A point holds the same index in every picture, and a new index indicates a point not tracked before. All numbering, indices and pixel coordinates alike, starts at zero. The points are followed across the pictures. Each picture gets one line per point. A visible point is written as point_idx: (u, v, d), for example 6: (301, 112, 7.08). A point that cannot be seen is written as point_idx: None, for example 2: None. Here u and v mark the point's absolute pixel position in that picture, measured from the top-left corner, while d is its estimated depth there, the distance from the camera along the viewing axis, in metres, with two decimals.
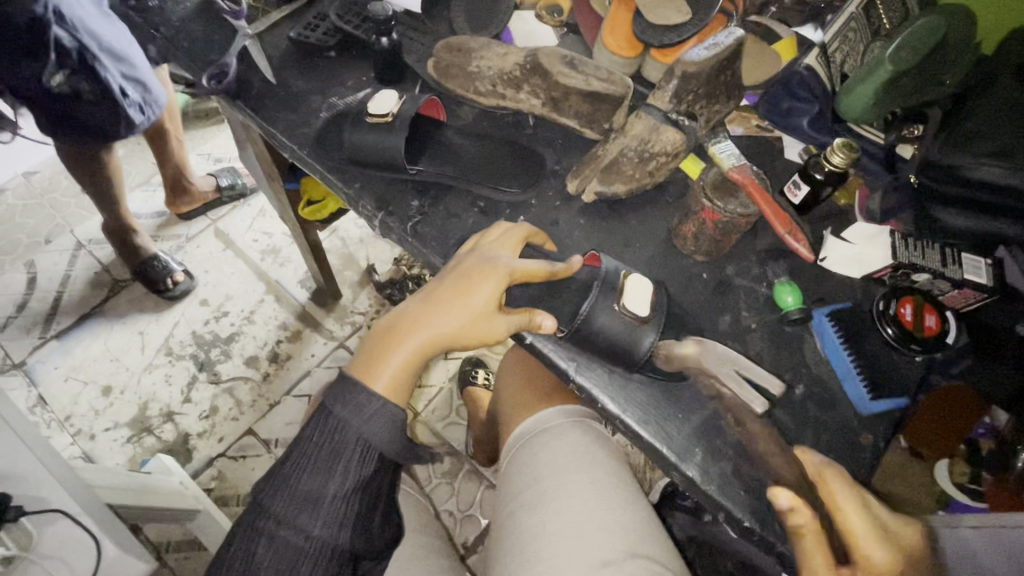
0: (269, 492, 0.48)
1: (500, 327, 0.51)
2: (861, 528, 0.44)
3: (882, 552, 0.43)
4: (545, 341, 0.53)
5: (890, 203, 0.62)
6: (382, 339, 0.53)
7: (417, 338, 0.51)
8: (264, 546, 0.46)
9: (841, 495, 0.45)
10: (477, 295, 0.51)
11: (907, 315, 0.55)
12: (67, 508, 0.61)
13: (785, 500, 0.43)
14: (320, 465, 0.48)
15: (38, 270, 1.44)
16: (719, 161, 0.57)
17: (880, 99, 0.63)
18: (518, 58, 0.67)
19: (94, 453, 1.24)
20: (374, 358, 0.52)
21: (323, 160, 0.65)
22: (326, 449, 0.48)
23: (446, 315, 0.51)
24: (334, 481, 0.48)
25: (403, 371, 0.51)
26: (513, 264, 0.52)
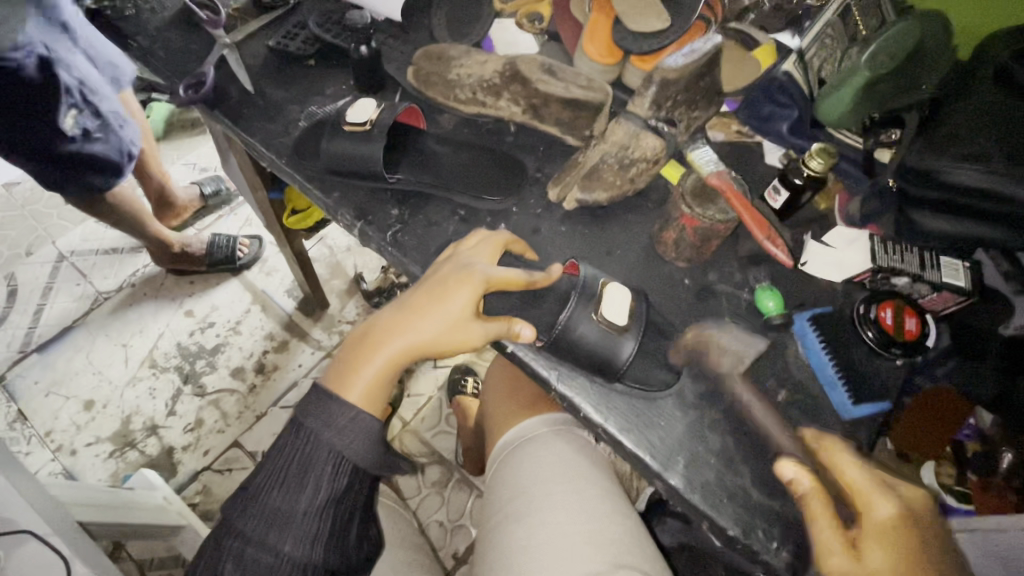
0: (238, 509, 0.47)
1: (477, 337, 0.50)
2: (862, 479, 0.45)
3: (884, 506, 0.43)
4: (527, 350, 0.53)
5: (870, 208, 0.62)
6: (358, 348, 0.52)
7: (393, 346, 0.51)
8: (232, 566, 0.45)
9: (843, 457, 0.47)
10: (452, 304, 0.50)
11: (887, 319, 0.55)
12: (36, 529, 0.60)
13: (788, 466, 0.46)
14: (292, 480, 0.47)
15: (19, 282, 1.42)
16: (698, 167, 0.57)
17: (856, 104, 0.64)
18: (498, 66, 0.66)
19: (74, 469, 1.21)
20: (348, 368, 0.51)
21: (302, 169, 0.64)
22: (297, 462, 0.47)
23: (422, 324, 0.51)
24: (305, 497, 0.46)
25: (378, 380, 0.51)
26: (489, 270, 0.51)
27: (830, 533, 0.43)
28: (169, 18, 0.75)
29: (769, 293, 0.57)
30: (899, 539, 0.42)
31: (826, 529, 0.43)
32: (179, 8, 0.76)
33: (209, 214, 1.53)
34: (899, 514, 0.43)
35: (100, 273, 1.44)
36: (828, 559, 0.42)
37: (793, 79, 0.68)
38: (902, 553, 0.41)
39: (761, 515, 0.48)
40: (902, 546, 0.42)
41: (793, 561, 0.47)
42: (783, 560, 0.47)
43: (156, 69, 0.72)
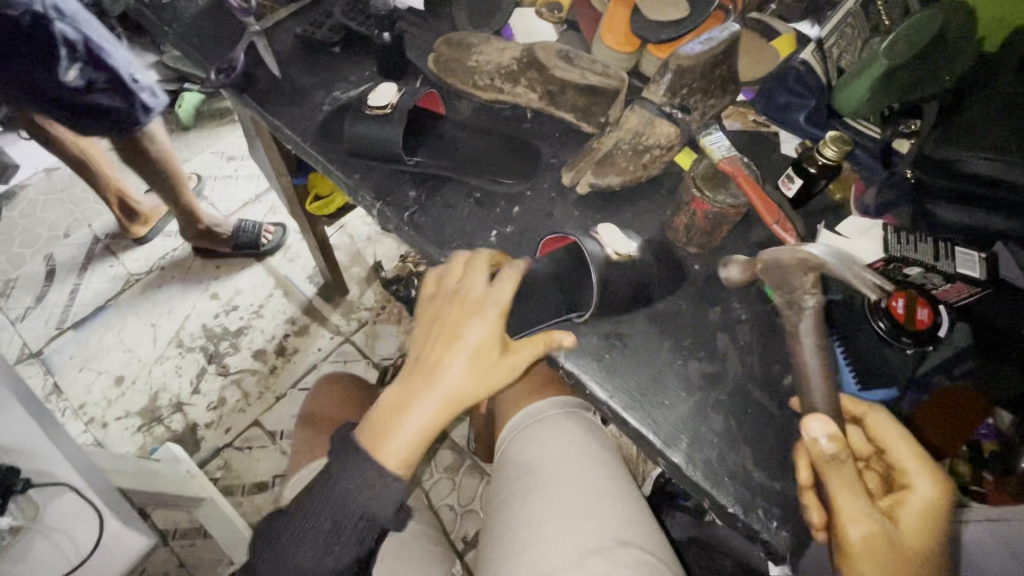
0: (300, 517, 0.52)
1: (505, 380, 0.50)
2: (910, 460, 0.46)
3: (926, 483, 0.44)
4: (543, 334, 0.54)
5: (886, 198, 0.61)
6: (389, 413, 0.51)
7: (432, 396, 0.50)
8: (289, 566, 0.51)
9: (893, 429, 0.47)
10: (474, 351, 0.49)
11: (898, 307, 0.54)
12: (73, 483, 0.64)
13: (819, 426, 0.43)
14: (349, 505, 0.50)
15: (57, 262, 1.49)
16: (709, 153, 0.57)
17: (875, 95, 0.63)
18: (516, 53, 0.68)
19: (105, 441, 1.27)
20: (385, 429, 0.50)
21: (325, 152, 0.66)
22: (357, 489, 0.50)
23: (447, 379, 0.49)
24: (376, 505, 0.50)
25: (419, 434, 0.50)
26: (504, 299, 0.51)
27: (864, 502, 0.42)
28: (203, 7, 0.79)
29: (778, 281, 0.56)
30: (936, 515, 0.43)
31: (862, 499, 0.42)
32: None
33: (236, 200, 1.58)
34: (942, 492, 0.44)
35: (132, 255, 1.50)
36: (858, 524, 0.41)
37: (810, 67, 0.67)
38: (933, 528, 0.43)
39: (762, 495, 0.48)
40: (936, 519, 0.43)
41: (793, 542, 0.47)
42: (782, 540, 0.47)
43: (189, 54, 0.75)
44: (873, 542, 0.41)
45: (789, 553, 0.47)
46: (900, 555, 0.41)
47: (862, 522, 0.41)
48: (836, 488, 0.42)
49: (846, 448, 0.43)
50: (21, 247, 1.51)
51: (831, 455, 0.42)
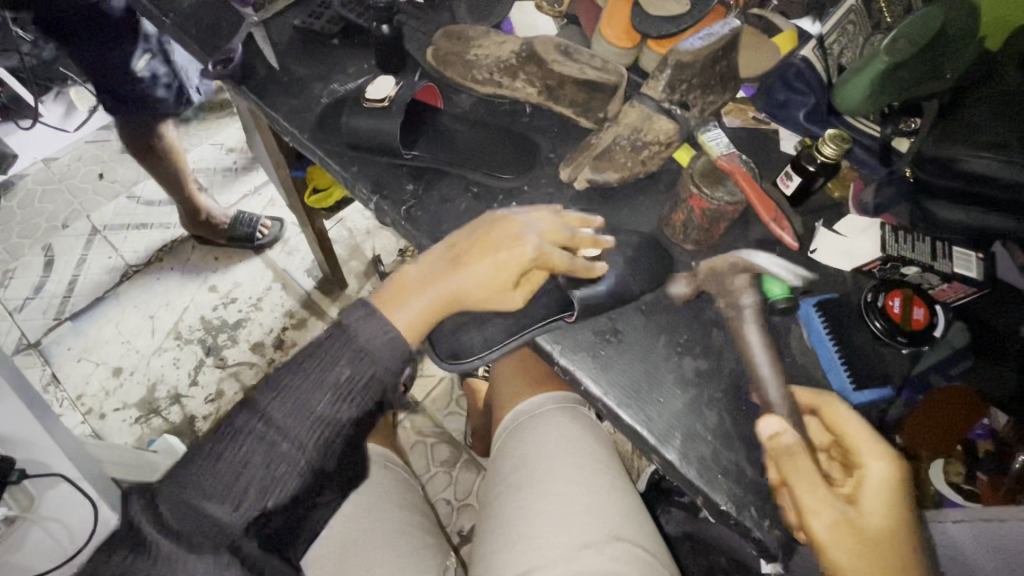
0: (263, 393, 0.46)
1: (518, 296, 0.53)
2: (861, 435, 0.46)
3: (881, 461, 0.44)
4: (541, 333, 0.54)
5: (885, 196, 0.60)
6: (408, 281, 0.53)
7: (450, 286, 0.52)
8: (241, 450, 0.44)
9: (844, 413, 0.48)
10: (505, 256, 0.53)
11: (894, 307, 0.54)
12: (67, 473, 0.62)
13: (771, 424, 0.49)
14: (325, 374, 0.46)
15: (55, 253, 1.48)
16: (709, 149, 0.58)
17: (874, 92, 0.63)
18: (515, 47, 0.67)
19: (102, 432, 1.27)
20: (401, 292, 0.52)
21: (322, 144, 0.66)
22: (334, 360, 0.47)
23: (469, 276, 0.53)
24: (337, 397, 0.46)
25: (426, 311, 0.51)
26: (544, 226, 0.55)
27: (824, 490, 0.44)
28: None
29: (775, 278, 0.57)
30: (896, 493, 0.44)
31: (822, 487, 0.44)
32: None
33: (235, 192, 1.58)
34: (898, 469, 0.44)
35: (131, 247, 1.50)
36: (822, 512, 0.43)
37: (811, 64, 0.67)
38: (896, 508, 0.43)
39: (755, 493, 0.48)
40: (895, 498, 0.43)
41: (785, 539, 0.47)
42: (774, 537, 0.47)
43: (188, 45, 0.75)
44: (836, 528, 0.42)
45: (781, 550, 0.47)
46: (865, 539, 0.42)
47: (827, 510, 0.43)
48: (800, 474, 0.45)
49: (801, 440, 0.47)
50: (19, 237, 1.51)
51: (789, 447, 0.47)
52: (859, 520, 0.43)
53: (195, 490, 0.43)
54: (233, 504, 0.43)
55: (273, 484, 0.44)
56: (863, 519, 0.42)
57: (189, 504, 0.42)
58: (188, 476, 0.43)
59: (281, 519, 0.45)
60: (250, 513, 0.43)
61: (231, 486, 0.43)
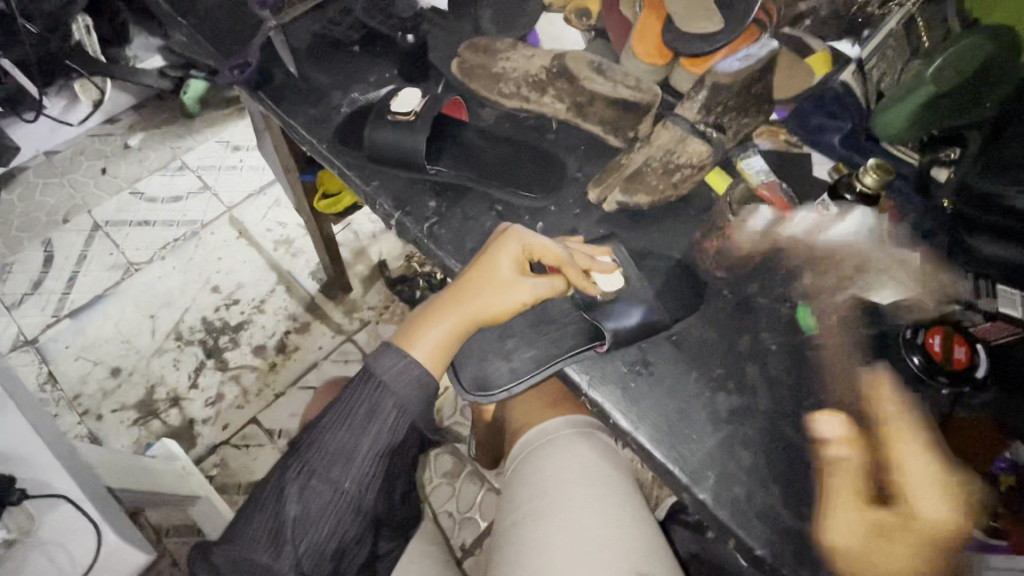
0: (308, 442, 0.52)
1: (526, 301, 0.52)
2: (920, 478, 0.42)
3: (933, 505, 0.41)
4: (573, 364, 0.53)
5: (920, 229, 0.60)
6: (419, 316, 0.53)
7: (456, 313, 0.52)
8: (295, 493, 0.51)
9: (907, 446, 0.44)
10: (500, 270, 0.52)
11: (933, 345, 0.52)
12: (70, 494, 0.57)
13: (829, 425, 0.48)
14: (358, 423, 0.52)
15: (55, 248, 1.46)
16: (749, 177, 0.61)
17: (914, 119, 0.62)
18: (545, 62, 0.66)
19: (100, 433, 1.25)
20: (413, 329, 0.52)
21: (341, 156, 0.64)
22: (365, 408, 0.52)
23: (473, 296, 0.52)
24: (366, 441, 0.52)
25: (443, 341, 0.52)
26: (534, 238, 0.53)
27: (853, 511, 0.43)
28: None
29: (810, 309, 0.56)
30: (937, 534, 0.41)
31: (853, 505, 0.44)
32: None
33: (241, 192, 1.56)
34: (948, 519, 0.41)
35: (133, 244, 1.47)
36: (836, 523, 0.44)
37: (850, 88, 0.67)
38: (927, 544, 0.41)
39: (788, 538, 0.47)
40: (935, 535, 0.41)
41: None
42: None
43: (204, 47, 0.73)
44: (842, 532, 0.43)
45: None
46: (874, 558, 0.41)
47: (846, 522, 0.43)
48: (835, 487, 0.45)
49: (855, 455, 0.46)
50: (18, 231, 1.48)
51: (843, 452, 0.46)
52: (873, 538, 0.42)
53: (250, 539, 0.50)
54: (283, 549, 0.50)
55: (324, 520, 0.51)
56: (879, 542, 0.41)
57: (248, 551, 0.50)
58: (245, 527, 0.51)
59: (325, 561, 0.52)
60: (298, 556, 0.50)
61: (281, 531, 0.50)
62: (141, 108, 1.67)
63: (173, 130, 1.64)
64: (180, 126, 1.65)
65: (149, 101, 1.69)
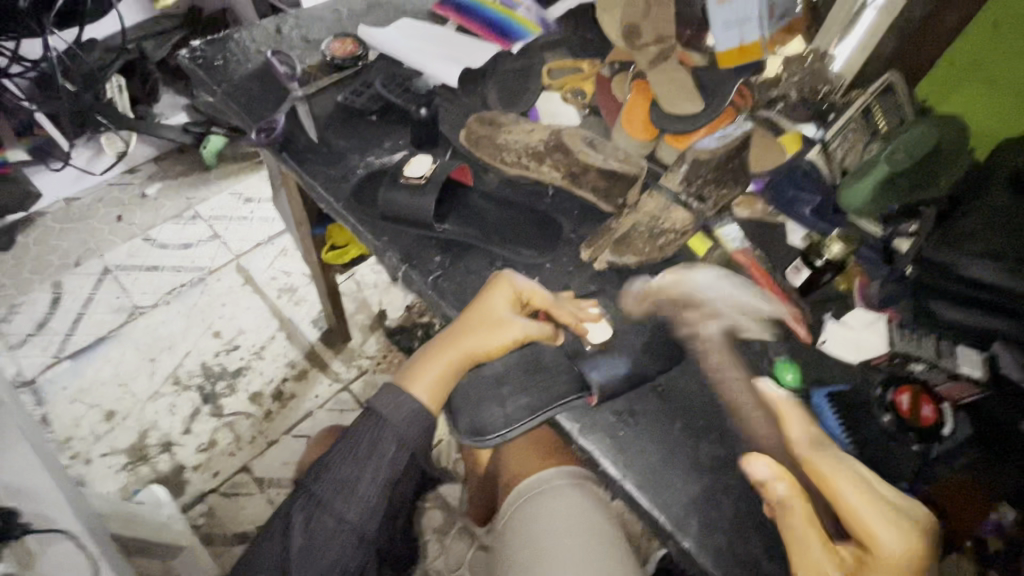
0: (313, 476, 0.55)
1: (515, 338, 0.57)
2: (857, 502, 0.47)
3: (890, 536, 0.45)
4: (566, 413, 0.56)
5: (887, 292, 0.64)
6: (418, 357, 0.58)
7: (452, 352, 0.56)
8: (302, 526, 0.53)
9: (829, 472, 0.49)
10: (492, 310, 0.58)
11: (902, 403, 0.56)
12: (72, 530, 0.58)
13: (762, 466, 0.50)
14: (360, 457, 0.54)
15: (64, 291, 1.50)
16: (724, 243, 0.66)
17: (875, 195, 0.68)
18: (543, 135, 0.73)
19: (86, 478, 1.24)
20: (413, 368, 0.57)
21: (356, 213, 0.70)
22: (366, 443, 0.55)
23: (467, 335, 0.57)
24: (368, 474, 0.54)
25: (439, 378, 0.56)
26: (522, 284, 0.60)
27: (818, 552, 0.46)
28: (252, 70, 0.84)
29: (787, 365, 0.60)
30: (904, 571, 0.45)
31: (815, 548, 0.46)
32: (261, 61, 0.85)
33: (250, 241, 1.62)
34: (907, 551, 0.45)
35: (140, 289, 1.51)
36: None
37: (817, 166, 0.73)
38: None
39: None
40: (901, 574, 0.45)
41: None
42: None
43: (235, 112, 0.80)
44: None
45: None
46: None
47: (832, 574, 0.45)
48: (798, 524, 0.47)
49: (792, 489, 0.49)
50: (30, 273, 1.52)
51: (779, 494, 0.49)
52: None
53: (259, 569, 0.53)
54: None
55: (328, 552, 0.53)
56: None
57: None
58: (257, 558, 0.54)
59: None
60: None
61: (288, 562, 0.53)
62: (161, 160, 1.77)
63: (190, 181, 1.73)
64: (197, 178, 1.74)
65: (169, 154, 1.79)
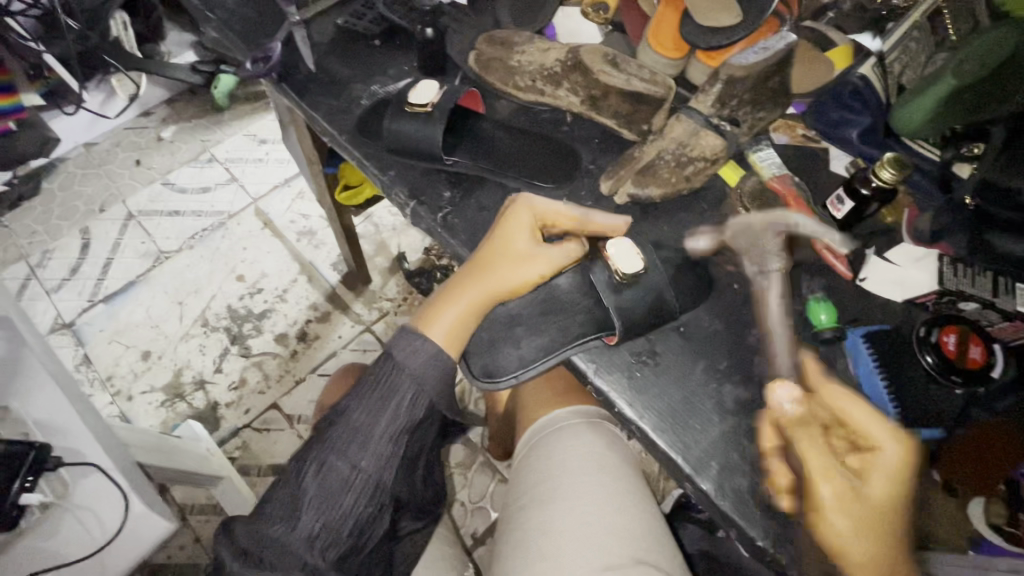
0: (328, 423, 0.54)
1: (547, 266, 0.54)
2: (858, 415, 0.45)
3: (887, 447, 0.44)
4: (584, 355, 0.53)
5: (941, 224, 0.57)
6: (437, 295, 0.55)
7: (472, 291, 0.53)
8: (315, 471, 0.53)
9: (837, 392, 0.46)
10: (517, 238, 0.55)
11: (948, 344, 0.52)
12: (101, 463, 0.57)
13: (785, 392, 0.47)
14: (374, 403, 0.53)
15: (92, 236, 1.52)
16: (760, 170, 0.60)
17: (937, 114, 0.60)
18: (559, 55, 0.66)
19: (130, 413, 1.31)
20: (431, 310, 0.54)
21: (360, 147, 0.66)
22: (381, 390, 0.53)
23: (490, 271, 0.54)
24: (384, 421, 0.53)
25: (460, 318, 0.53)
26: (545, 207, 0.56)
27: (824, 466, 0.43)
28: None
29: (823, 306, 0.55)
30: (896, 475, 0.43)
31: (819, 465, 0.43)
32: None
33: (266, 184, 1.60)
34: (903, 457, 0.43)
35: (164, 233, 1.53)
36: (816, 486, 0.43)
37: (870, 82, 0.64)
38: (895, 489, 0.43)
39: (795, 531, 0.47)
40: (896, 479, 0.43)
41: None
42: None
43: (231, 41, 0.76)
44: (830, 504, 0.42)
45: None
46: (857, 518, 0.42)
47: (825, 484, 0.43)
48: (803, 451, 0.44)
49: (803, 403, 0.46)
50: (59, 219, 1.55)
51: (794, 417, 0.46)
52: (854, 499, 0.42)
53: (272, 514, 0.52)
54: (302, 523, 0.52)
55: (343, 498, 0.53)
56: (852, 498, 0.42)
57: (270, 526, 0.52)
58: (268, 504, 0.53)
59: (344, 538, 0.54)
60: (316, 530, 0.52)
61: (300, 506, 0.52)
62: (174, 102, 1.73)
63: (203, 123, 1.70)
64: (210, 119, 1.70)
65: (182, 95, 1.75)
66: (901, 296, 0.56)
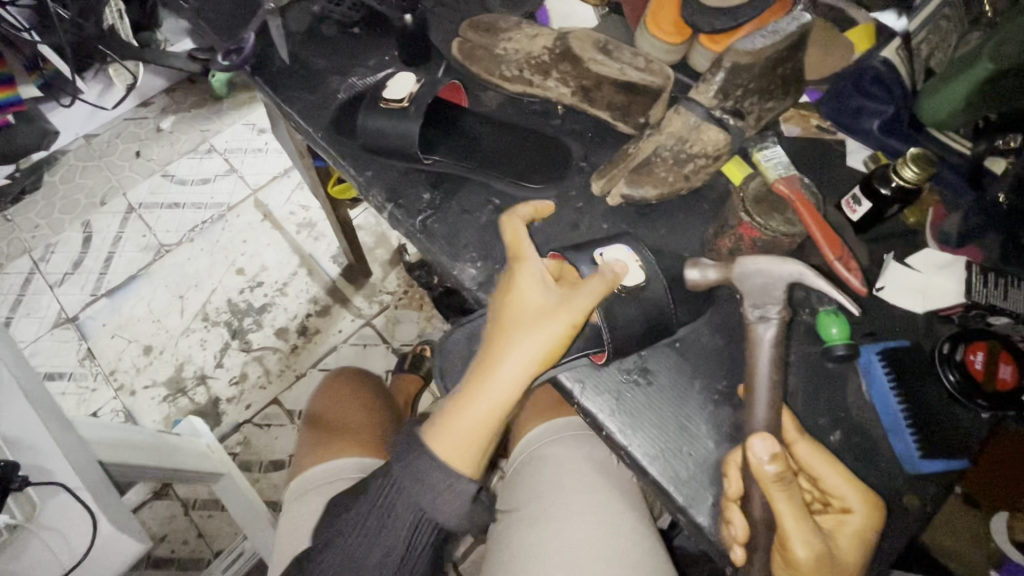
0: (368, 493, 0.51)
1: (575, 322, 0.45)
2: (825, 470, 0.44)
3: (852, 502, 0.43)
4: (574, 376, 0.49)
5: (968, 227, 0.53)
6: (446, 409, 0.48)
7: (481, 395, 0.46)
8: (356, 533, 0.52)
9: (808, 448, 0.44)
10: (525, 306, 0.46)
11: (976, 363, 0.48)
12: (68, 482, 0.55)
13: (760, 447, 0.41)
14: (407, 488, 0.48)
15: (94, 229, 1.51)
16: (764, 171, 0.50)
17: (967, 103, 0.53)
18: (548, 42, 0.60)
19: (133, 409, 1.31)
20: (441, 429, 0.47)
21: (336, 145, 0.62)
22: (412, 476, 0.48)
23: (495, 367, 0.46)
24: (414, 506, 0.49)
25: (474, 432, 0.46)
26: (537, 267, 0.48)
27: (796, 527, 0.41)
28: None
29: (835, 318, 0.48)
30: (861, 530, 0.43)
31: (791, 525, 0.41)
32: None
33: (265, 175, 1.57)
34: (869, 515, 0.43)
35: (164, 226, 1.51)
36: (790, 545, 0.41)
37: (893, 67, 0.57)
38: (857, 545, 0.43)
39: None
40: (861, 533, 0.43)
41: None
42: None
43: (204, 31, 0.71)
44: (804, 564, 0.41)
45: None
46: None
47: (798, 544, 0.41)
48: (777, 510, 0.41)
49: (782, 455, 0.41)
50: (60, 212, 1.54)
51: (775, 477, 0.41)
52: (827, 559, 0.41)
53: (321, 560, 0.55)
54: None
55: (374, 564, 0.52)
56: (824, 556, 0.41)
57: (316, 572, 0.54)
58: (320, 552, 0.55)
59: None
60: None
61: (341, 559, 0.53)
62: (172, 91, 1.70)
63: (201, 113, 1.67)
64: (208, 109, 1.67)
65: (179, 84, 1.71)
66: (925, 308, 0.51)
